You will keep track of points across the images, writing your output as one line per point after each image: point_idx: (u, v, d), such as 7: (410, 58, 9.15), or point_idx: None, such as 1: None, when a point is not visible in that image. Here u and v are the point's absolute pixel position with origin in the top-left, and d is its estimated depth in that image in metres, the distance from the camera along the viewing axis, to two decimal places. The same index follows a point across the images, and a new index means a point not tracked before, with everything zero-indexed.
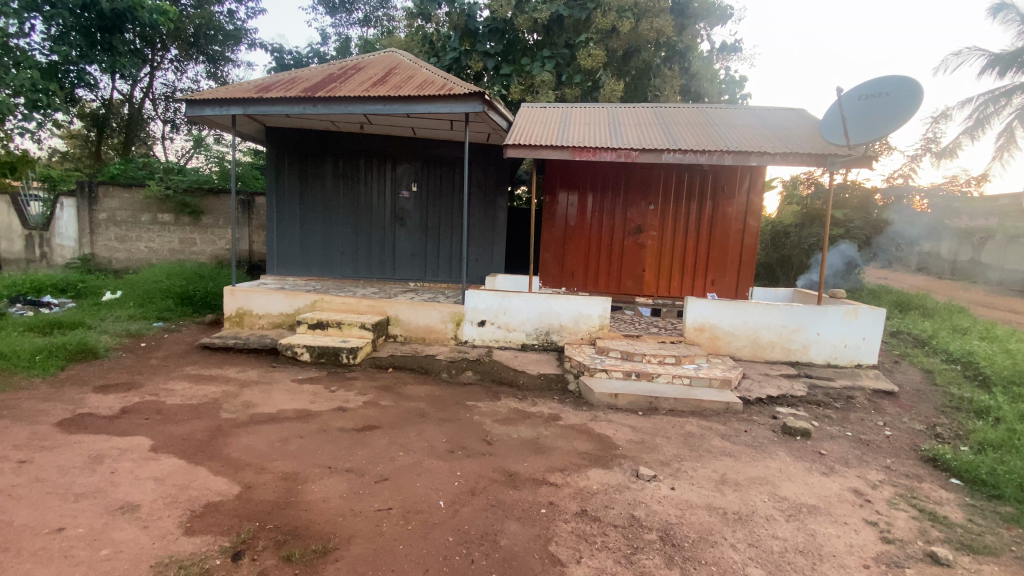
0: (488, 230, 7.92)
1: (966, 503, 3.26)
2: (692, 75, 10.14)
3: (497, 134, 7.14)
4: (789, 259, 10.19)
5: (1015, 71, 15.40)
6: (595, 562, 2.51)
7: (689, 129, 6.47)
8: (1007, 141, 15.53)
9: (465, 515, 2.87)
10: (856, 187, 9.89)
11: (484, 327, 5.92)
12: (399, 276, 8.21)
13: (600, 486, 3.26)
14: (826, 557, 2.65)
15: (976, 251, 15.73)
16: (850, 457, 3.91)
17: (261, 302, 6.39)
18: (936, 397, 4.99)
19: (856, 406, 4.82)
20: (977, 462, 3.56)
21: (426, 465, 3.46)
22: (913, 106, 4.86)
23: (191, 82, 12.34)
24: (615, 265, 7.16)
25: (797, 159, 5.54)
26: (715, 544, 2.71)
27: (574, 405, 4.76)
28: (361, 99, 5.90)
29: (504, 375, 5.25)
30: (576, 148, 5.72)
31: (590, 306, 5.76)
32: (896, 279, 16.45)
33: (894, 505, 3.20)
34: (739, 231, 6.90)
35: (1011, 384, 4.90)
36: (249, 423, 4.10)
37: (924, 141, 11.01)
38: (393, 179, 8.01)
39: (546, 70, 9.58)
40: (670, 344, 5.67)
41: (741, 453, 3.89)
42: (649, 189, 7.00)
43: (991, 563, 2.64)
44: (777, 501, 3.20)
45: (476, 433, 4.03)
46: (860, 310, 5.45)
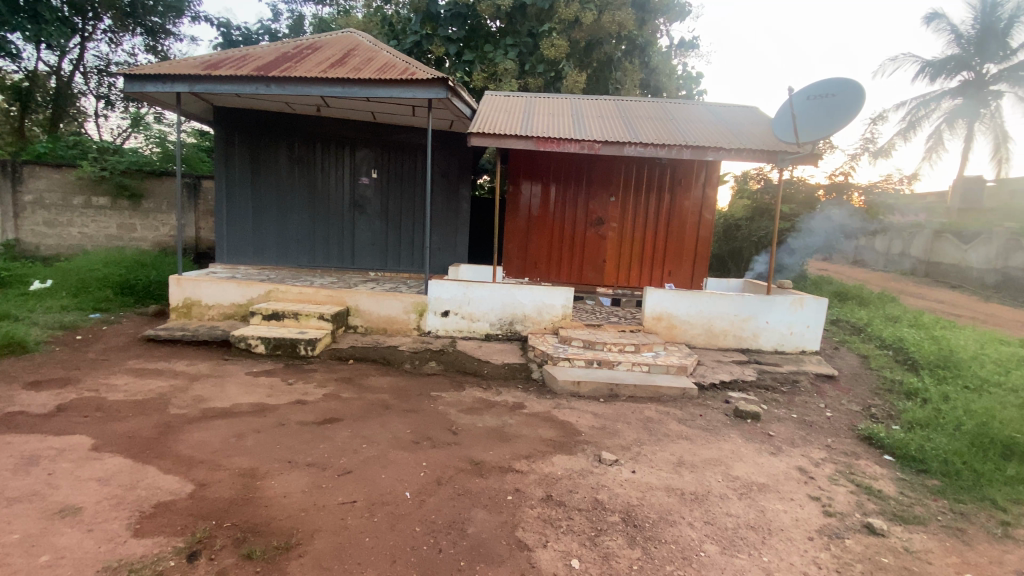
0: (451, 219, 7.83)
1: (899, 477, 3.55)
2: (651, 69, 10.33)
3: (460, 121, 7.04)
4: (740, 252, 10.73)
5: (944, 77, 17.20)
6: (560, 546, 2.57)
7: (650, 123, 6.60)
8: (936, 143, 16.80)
9: (432, 505, 2.87)
10: (802, 183, 10.38)
11: (448, 317, 5.87)
12: (359, 265, 7.99)
13: (564, 472, 3.33)
14: (775, 531, 2.83)
15: (905, 245, 16.89)
16: (795, 437, 4.16)
17: (211, 292, 6.10)
18: (871, 380, 5.37)
19: (800, 389, 5.12)
20: (907, 439, 3.88)
21: (391, 456, 3.42)
22: (856, 106, 5.13)
23: (128, 56, 11.48)
24: (578, 256, 7.26)
25: (751, 155, 5.77)
26: (674, 524, 2.83)
27: (538, 394, 4.82)
28: (318, 80, 5.67)
29: (468, 366, 5.23)
30: (540, 138, 5.73)
31: (553, 296, 5.82)
32: (836, 271, 17.53)
33: (835, 481, 3.45)
34: (696, 223, 7.14)
35: (937, 367, 5.33)
36: (202, 419, 3.93)
37: (865, 140, 11.65)
38: (351, 164, 7.77)
39: (509, 59, 9.52)
40: (630, 332, 5.82)
41: (697, 436, 4.06)
42: (611, 181, 7.12)
43: (920, 532, 2.89)
44: (730, 481, 3.37)
45: (441, 423, 4.01)
46: (805, 300, 5.78)
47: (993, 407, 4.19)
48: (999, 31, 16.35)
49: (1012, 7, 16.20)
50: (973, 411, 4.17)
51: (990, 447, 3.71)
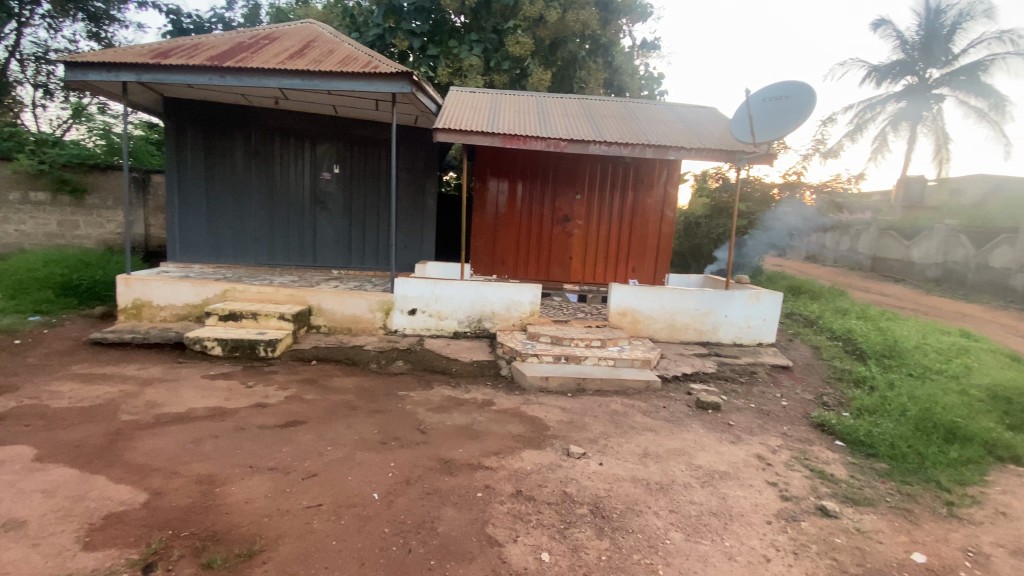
0: (416, 216, 7.73)
1: (849, 461, 3.75)
2: (615, 69, 10.51)
3: (425, 117, 6.96)
4: (700, 248, 11.08)
5: (891, 81, 18.37)
6: (531, 540, 2.60)
7: (613, 122, 6.72)
8: (881, 145, 17.80)
9: (401, 505, 2.84)
10: (758, 183, 10.57)
11: (415, 315, 5.80)
12: (321, 263, 7.77)
13: (534, 467, 3.36)
14: (735, 516, 2.94)
15: (853, 242, 17.83)
16: (753, 426, 4.33)
17: (163, 292, 5.82)
18: (822, 370, 5.64)
19: (757, 379, 5.33)
20: (856, 425, 4.10)
21: (358, 458, 3.37)
22: (809, 108, 5.37)
23: (69, 42, 10.77)
24: (545, 253, 7.31)
25: (710, 155, 5.95)
26: (640, 513, 2.90)
27: (507, 390, 4.83)
28: (276, 72, 5.49)
29: (436, 364, 5.19)
30: (506, 135, 5.73)
31: (521, 293, 5.84)
32: (790, 267, 18.32)
33: (791, 466, 3.62)
34: (658, 221, 7.31)
35: (882, 357, 5.66)
36: (156, 425, 3.75)
37: (816, 141, 12.19)
38: (312, 159, 7.55)
39: (474, 54, 9.46)
40: (597, 328, 5.92)
41: (661, 427, 4.17)
42: (576, 179, 7.20)
43: (868, 512, 3.07)
44: (693, 469, 3.48)
45: (409, 423, 3.97)
46: (761, 294, 6.01)
47: (934, 394, 4.48)
48: (941, 38, 17.40)
49: (952, 15, 17.28)
50: (916, 398, 4.45)
51: (932, 430, 3.97)
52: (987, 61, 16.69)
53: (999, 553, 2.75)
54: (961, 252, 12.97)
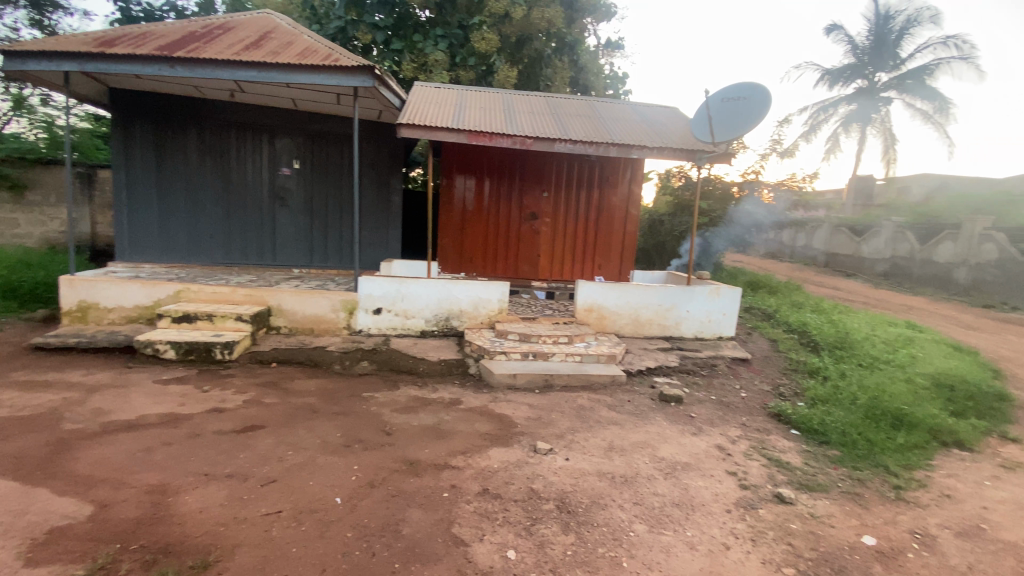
0: (381, 213, 7.60)
1: (804, 449, 3.91)
2: (580, 67, 10.60)
3: (389, 112, 6.83)
4: (663, 245, 11.29)
5: (842, 84, 19.21)
6: (496, 538, 2.59)
7: (579, 120, 6.76)
8: (833, 146, 18.62)
9: (365, 508, 2.78)
10: (718, 180, 10.83)
11: (380, 314, 5.70)
12: (281, 262, 7.54)
13: (501, 465, 3.35)
14: (697, 506, 3.02)
15: (808, 238, 18.59)
16: (714, 417, 4.46)
17: (110, 293, 5.52)
18: (779, 361, 5.86)
19: (718, 372, 5.49)
20: (810, 415, 4.27)
21: (320, 462, 3.28)
22: (765, 108, 5.54)
23: (7, 30, 10.07)
24: (512, 250, 7.31)
25: (672, 154, 6.07)
26: (605, 507, 2.94)
27: (474, 389, 4.81)
28: (231, 63, 5.27)
29: (402, 364, 5.11)
30: (472, 132, 5.69)
31: (489, 291, 5.82)
32: (750, 263, 18.96)
33: (749, 456, 3.73)
34: (623, 219, 7.41)
35: (834, 348, 5.91)
36: (103, 433, 3.55)
37: (774, 141, 12.61)
38: (271, 154, 7.31)
39: (439, 50, 9.36)
40: (564, 324, 5.96)
41: (626, 421, 4.24)
42: (543, 177, 7.22)
43: (822, 498, 3.20)
44: (657, 462, 3.55)
45: (374, 424, 3.89)
46: (721, 289, 6.19)
47: (881, 383, 4.72)
48: (890, 43, 18.26)
49: (900, 21, 18.13)
50: (866, 387, 4.67)
51: (880, 418, 4.17)
52: (931, 65, 17.62)
53: (940, 532, 2.91)
54: (906, 246, 13.69)
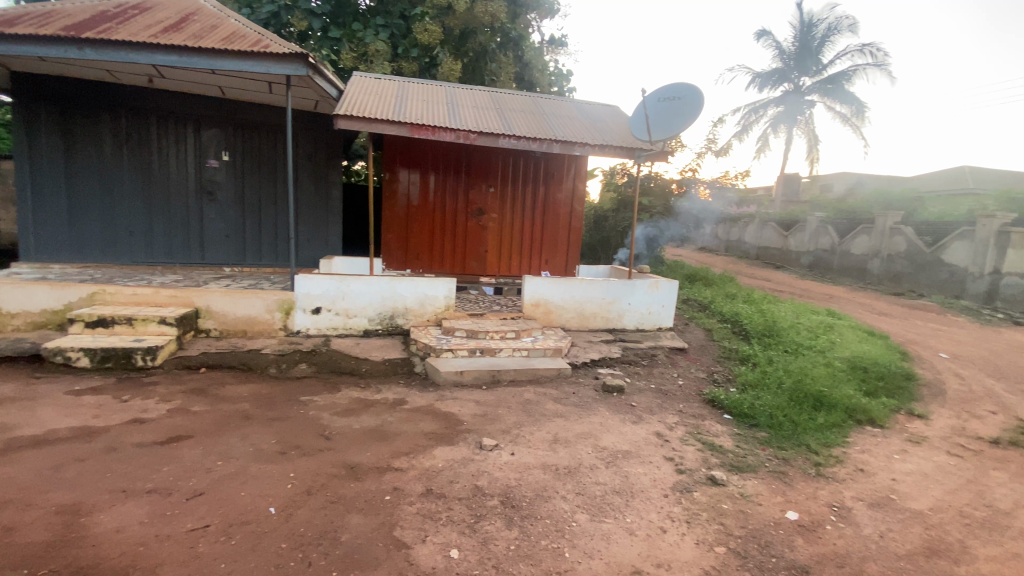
0: (319, 208, 7.31)
1: (735, 432, 4.12)
2: (525, 63, 10.59)
3: (326, 102, 6.56)
4: (608, 240, 11.55)
5: (771, 86, 20.39)
6: (440, 538, 2.56)
7: (523, 116, 6.77)
8: (763, 145, 19.75)
9: (301, 517, 2.67)
10: (658, 178, 11.29)
11: (320, 314, 5.48)
12: (211, 260, 7.09)
13: (445, 463, 3.31)
14: (636, 493, 3.12)
15: (740, 232, 19.66)
16: (653, 405, 4.62)
17: (11, 296, 4.99)
18: (714, 350, 6.15)
19: (657, 361, 5.69)
20: (741, 399, 4.51)
21: (253, 471, 3.12)
22: (698, 108, 5.77)
23: None
24: (460, 246, 7.24)
25: (613, 151, 6.21)
26: (549, 499, 2.97)
27: (420, 387, 4.73)
28: (147, 46, 4.88)
29: (343, 365, 4.94)
30: (414, 125, 5.57)
31: (434, 288, 5.73)
32: (690, 257, 19.83)
33: (686, 441, 3.90)
34: (568, 215, 7.52)
35: (763, 336, 6.28)
36: (3, 452, 3.20)
37: (710, 139, 13.18)
38: (197, 146, 6.85)
39: (380, 40, 9.11)
40: (511, 320, 5.97)
41: (571, 413, 4.31)
42: (489, 172, 7.18)
43: (751, 477, 3.39)
44: (599, 451, 3.64)
45: (312, 429, 3.74)
46: (660, 282, 6.41)
47: (804, 368, 5.06)
48: (812, 49, 19.55)
49: (822, 28, 19.41)
50: (791, 371, 4.99)
51: (803, 400, 4.48)
52: (848, 71, 19.01)
53: (855, 504, 3.15)
54: (828, 240, 14.76)
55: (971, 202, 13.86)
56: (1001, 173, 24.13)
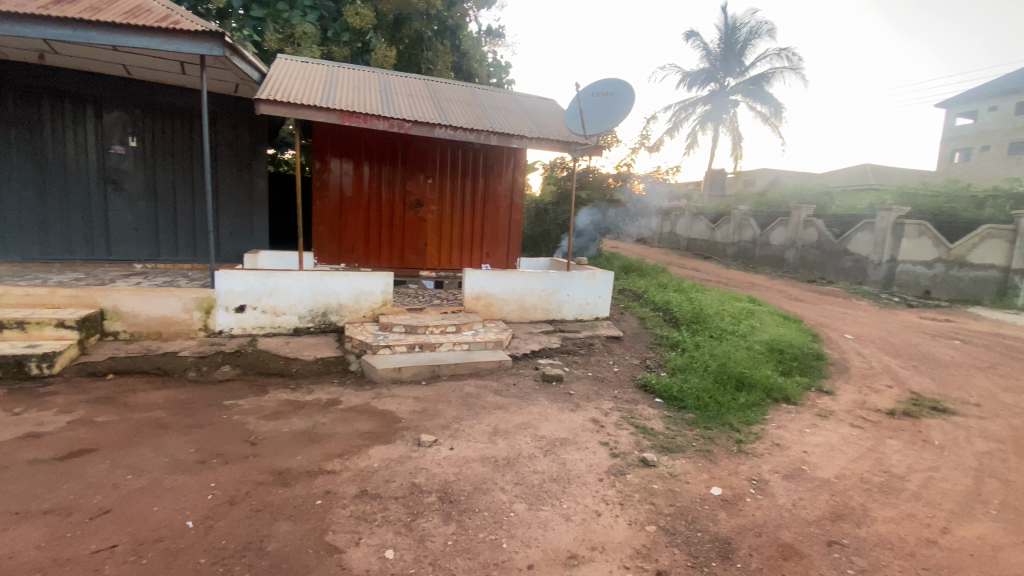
0: (242, 200, 6.88)
1: (666, 415, 4.31)
2: (463, 53, 10.38)
3: (248, 85, 6.14)
4: (548, 233, 11.75)
5: (699, 86, 21.42)
6: (375, 540, 2.49)
7: (460, 106, 6.67)
8: (692, 142, 20.74)
9: (222, 529, 2.50)
10: (595, 172, 11.52)
11: (245, 313, 5.16)
12: (118, 256, 6.47)
13: (381, 463, 3.22)
14: (573, 479, 3.19)
15: (673, 225, 20.58)
16: (590, 393, 4.74)
17: None
18: (647, 337, 6.40)
19: (595, 350, 5.85)
20: (671, 383, 4.73)
21: (169, 483, 2.89)
22: (630, 104, 5.93)
23: None
24: (398, 239, 7.06)
25: (549, 144, 6.29)
26: (487, 491, 2.97)
27: (355, 386, 4.57)
28: (33, 17, 4.33)
29: (272, 365, 4.68)
30: (344, 112, 5.33)
31: (369, 282, 5.55)
32: (626, 248, 20.54)
33: (620, 426, 4.03)
34: (508, 207, 7.53)
35: (692, 322, 6.61)
36: None
37: (644, 135, 13.63)
38: (98, 130, 6.20)
39: (308, 22, 8.67)
40: (451, 314, 5.91)
41: (511, 404, 4.33)
42: (427, 163, 7.03)
43: (680, 457, 3.57)
44: (537, 440, 3.68)
45: (236, 435, 3.51)
46: (597, 273, 6.58)
47: (728, 351, 5.38)
48: (736, 52, 20.71)
49: (744, 32, 20.57)
50: (716, 355, 5.30)
51: (726, 381, 4.77)
52: (768, 74, 20.31)
53: (772, 477, 3.40)
54: (749, 232, 15.78)
55: (870, 197, 15.33)
56: (898, 170, 26.79)
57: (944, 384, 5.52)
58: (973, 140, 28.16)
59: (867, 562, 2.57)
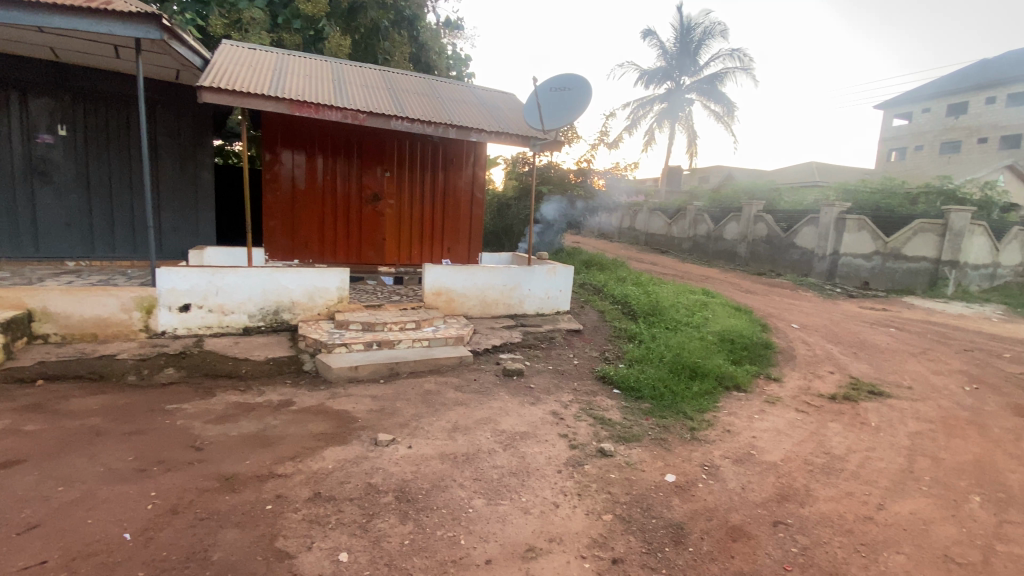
0: (187, 193, 6.55)
1: (624, 406, 4.40)
2: (421, 45, 10.18)
3: (190, 72, 5.82)
4: (511, 228, 11.71)
5: (656, 84, 21.90)
6: (328, 543, 2.42)
7: (417, 98, 6.55)
8: (650, 139, 21.21)
9: (163, 540, 2.37)
10: (557, 167, 11.75)
11: (190, 312, 4.91)
12: (47, 253, 6.01)
13: (335, 464, 3.14)
14: (532, 472, 3.20)
15: (632, 220, 20.99)
16: (550, 386, 4.78)
17: None
18: (607, 330, 6.50)
19: (555, 344, 5.89)
20: (629, 374, 4.83)
21: (105, 493, 2.71)
22: (585, 99, 5.98)
23: None
24: (355, 234, 6.89)
25: (509, 139, 6.26)
26: (445, 488, 2.95)
27: (310, 386, 4.43)
28: None
29: (220, 367, 4.48)
30: (294, 102, 5.13)
31: (324, 279, 5.39)
32: (588, 243, 20.81)
33: (579, 418, 4.08)
34: (469, 202, 7.46)
35: (650, 315, 6.77)
36: None
37: (604, 131, 13.83)
38: (22, 117, 5.72)
39: (256, 7, 8.31)
40: (411, 310, 5.82)
41: (471, 400, 4.31)
42: (384, 156, 6.88)
43: (636, 446, 3.65)
44: (497, 435, 3.68)
45: (180, 440, 3.34)
46: (558, 268, 6.62)
47: (684, 342, 5.54)
48: (690, 51, 21.30)
49: (698, 32, 21.17)
50: (671, 346, 5.44)
51: (681, 371, 4.91)
52: (721, 73, 20.99)
53: (722, 462, 3.53)
54: (704, 227, 16.30)
55: (815, 193, 16.13)
56: (841, 168, 28.26)
57: (880, 369, 5.88)
58: (907, 140, 30.04)
59: (809, 540, 2.70)
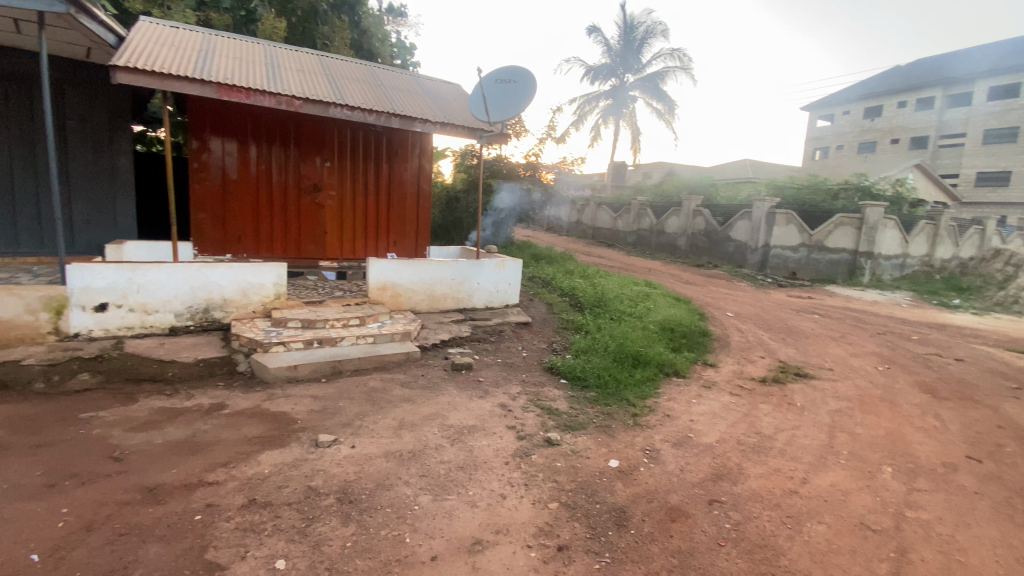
0: (102, 182, 6.02)
1: (570, 396, 4.48)
2: (363, 31, 9.77)
3: (103, 50, 5.32)
4: (461, 221, 11.65)
5: (601, 80, 22.31)
6: (264, 551, 2.31)
7: (358, 86, 6.33)
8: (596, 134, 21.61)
9: (75, 560, 2.17)
10: (504, 161, 11.57)
11: (107, 312, 4.53)
12: None
13: (272, 469, 3.00)
14: (479, 465, 3.20)
15: (579, 214, 21.35)
16: (499, 379, 4.79)
17: None
18: (554, 322, 6.59)
19: (504, 337, 5.91)
20: (575, 364, 4.92)
21: (5, 514, 2.46)
22: (530, 92, 5.99)
23: None
24: (294, 227, 6.59)
25: (454, 130, 6.22)
26: (390, 487, 2.89)
27: (246, 388, 4.21)
28: None
29: (144, 370, 4.16)
30: (222, 85, 4.83)
31: (260, 274, 5.12)
32: (537, 237, 21.00)
33: (527, 409, 4.12)
34: (415, 194, 7.31)
35: (595, 306, 6.92)
36: None
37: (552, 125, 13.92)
38: None
39: None
40: (355, 305, 5.65)
41: (418, 396, 4.24)
42: (324, 145, 6.60)
43: (582, 435, 3.73)
44: (445, 430, 3.65)
45: (97, 451, 3.08)
46: (506, 261, 6.63)
47: (628, 332, 5.71)
48: (634, 49, 21.84)
49: (641, 31, 21.73)
50: (616, 336, 5.60)
51: (624, 360, 5.06)
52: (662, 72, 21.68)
53: (663, 446, 3.67)
54: (648, 221, 16.84)
55: (749, 189, 17.05)
56: (773, 165, 30.01)
57: (806, 353, 6.32)
58: (830, 140, 32.34)
59: (740, 515, 2.87)
